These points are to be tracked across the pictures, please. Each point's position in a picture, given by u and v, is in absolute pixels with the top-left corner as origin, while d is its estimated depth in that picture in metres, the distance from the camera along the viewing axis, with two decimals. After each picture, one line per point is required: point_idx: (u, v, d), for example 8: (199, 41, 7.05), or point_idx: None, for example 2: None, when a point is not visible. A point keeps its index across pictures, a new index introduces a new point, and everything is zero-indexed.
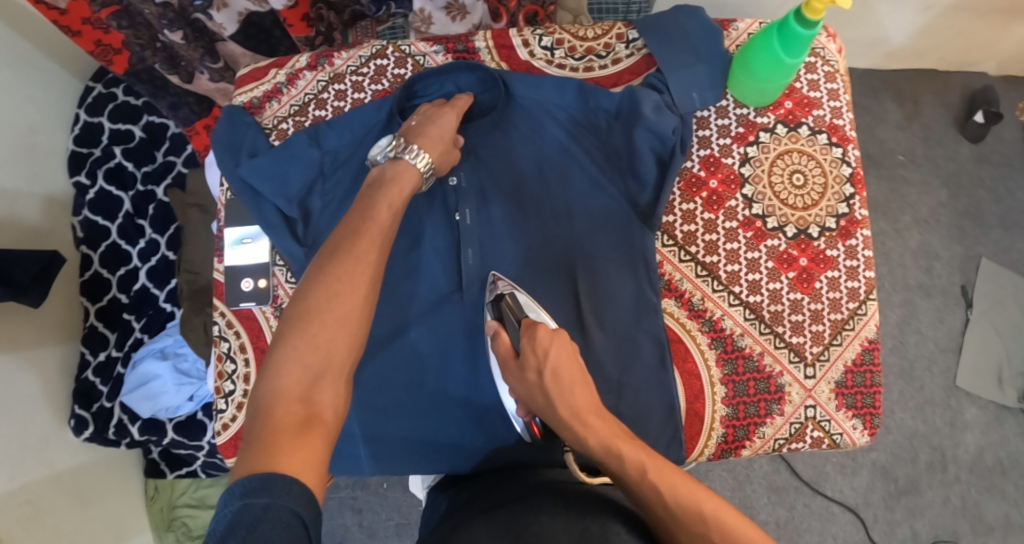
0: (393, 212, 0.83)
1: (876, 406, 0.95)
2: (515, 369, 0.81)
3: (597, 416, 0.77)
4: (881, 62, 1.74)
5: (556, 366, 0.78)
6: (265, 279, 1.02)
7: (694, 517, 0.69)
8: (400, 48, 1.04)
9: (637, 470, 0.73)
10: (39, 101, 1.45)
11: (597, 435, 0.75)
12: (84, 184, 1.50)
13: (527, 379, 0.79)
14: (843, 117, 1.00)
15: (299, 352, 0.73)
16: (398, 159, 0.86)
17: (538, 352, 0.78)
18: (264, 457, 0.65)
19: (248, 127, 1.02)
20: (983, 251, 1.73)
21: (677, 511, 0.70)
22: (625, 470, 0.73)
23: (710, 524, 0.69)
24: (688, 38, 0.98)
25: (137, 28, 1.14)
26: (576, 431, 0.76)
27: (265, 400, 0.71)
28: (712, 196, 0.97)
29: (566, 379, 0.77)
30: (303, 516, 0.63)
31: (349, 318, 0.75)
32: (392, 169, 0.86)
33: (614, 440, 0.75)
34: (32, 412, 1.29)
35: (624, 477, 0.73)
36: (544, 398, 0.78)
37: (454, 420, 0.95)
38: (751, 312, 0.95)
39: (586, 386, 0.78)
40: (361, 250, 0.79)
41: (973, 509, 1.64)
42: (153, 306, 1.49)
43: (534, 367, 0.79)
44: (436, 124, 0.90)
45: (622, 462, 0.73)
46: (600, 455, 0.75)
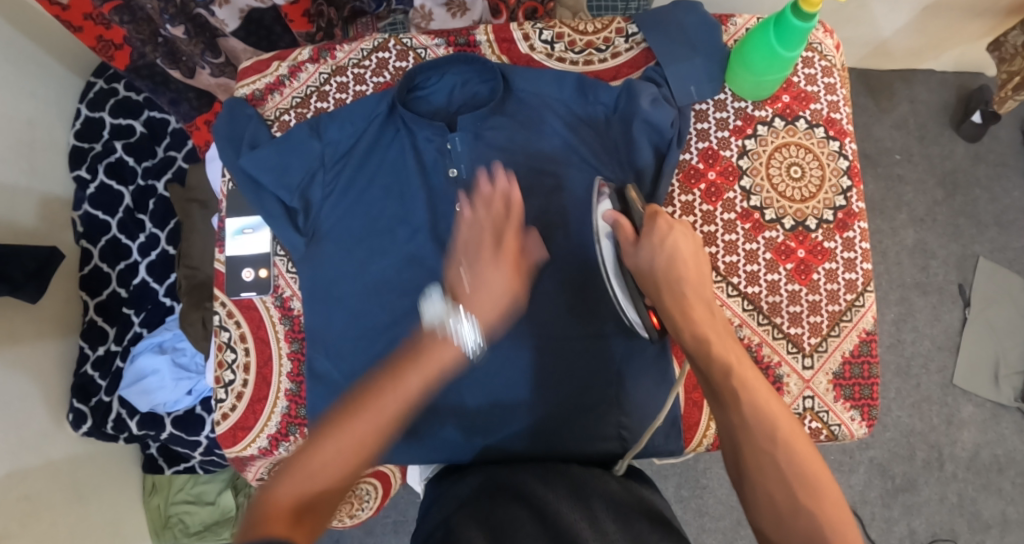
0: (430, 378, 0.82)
1: (873, 397, 0.95)
2: (631, 256, 0.85)
3: (701, 308, 0.82)
4: (863, 62, 1.76)
5: (670, 256, 0.83)
6: (265, 269, 1.02)
7: (765, 434, 0.72)
8: (402, 41, 1.05)
9: (721, 372, 0.76)
10: (39, 95, 1.45)
11: (697, 330, 0.79)
12: (84, 178, 1.51)
13: (637, 266, 0.84)
14: (839, 111, 1.01)
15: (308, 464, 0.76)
16: (445, 328, 0.84)
17: (653, 244, 0.83)
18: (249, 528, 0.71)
19: (249, 119, 1.02)
20: (979, 249, 1.74)
21: (750, 424, 0.72)
22: (711, 368, 0.76)
23: (777, 442, 0.71)
24: (686, 32, 1.00)
25: (139, 22, 1.14)
26: (678, 322, 0.80)
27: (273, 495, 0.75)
28: (710, 189, 0.98)
29: (680, 265, 0.83)
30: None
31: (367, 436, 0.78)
32: (435, 336, 0.84)
33: (708, 333, 0.79)
34: (30, 406, 1.29)
35: (709, 374, 0.77)
36: (654, 280, 0.83)
37: (453, 411, 0.95)
38: (749, 303, 0.95)
39: (698, 283, 0.83)
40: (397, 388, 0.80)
41: (970, 506, 1.65)
42: (152, 300, 1.49)
43: (647, 252, 0.84)
44: (488, 290, 0.85)
45: (712, 360, 0.77)
46: (691, 348, 0.79)
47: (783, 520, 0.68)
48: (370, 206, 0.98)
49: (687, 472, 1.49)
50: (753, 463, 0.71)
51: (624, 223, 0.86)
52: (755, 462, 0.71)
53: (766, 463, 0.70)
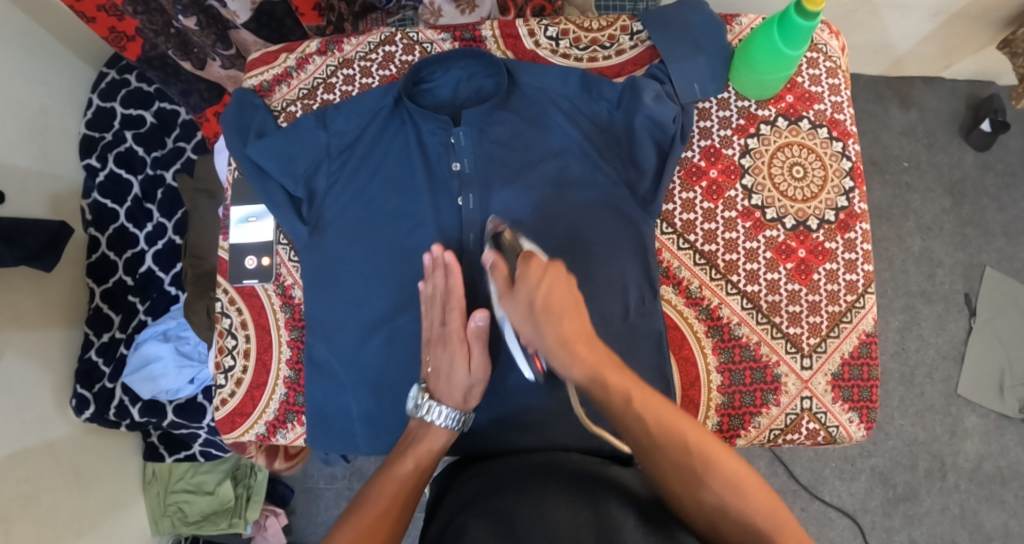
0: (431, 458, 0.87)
1: (872, 399, 0.95)
2: (509, 298, 0.83)
3: (585, 341, 0.80)
4: (887, 70, 1.76)
5: (551, 293, 0.81)
6: (268, 257, 1.03)
7: (678, 446, 0.73)
8: (409, 35, 1.05)
9: (623, 400, 0.76)
10: (51, 84, 1.47)
11: (586, 366, 0.78)
12: (94, 167, 1.53)
13: (519, 309, 0.82)
14: (843, 112, 1.01)
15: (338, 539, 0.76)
16: (430, 424, 0.88)
17: (530, 284, 0.81)
18: None
19: (257, 108, 1.04)
20: (987, 259, 1.73)
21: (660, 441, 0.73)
22: (612, 398, 0.76)
23: (692, 453, 0.73)
24: (690, 28, 1.00)
25: (151, 13, 1.17)
26: (566, 361, 0.79)
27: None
28: (712, 186, 0.98)
29: (556, 303, 0.80)
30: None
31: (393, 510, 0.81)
32: (423, 430, 0.88)
33: (598, 366, 0.78)
34: (33, 390, 1.31)
35: (609, 405, 0.76)
36: (532, 323, 0.81)
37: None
38: (748, 302, 0.95)
39: (577, 316, 0.81)
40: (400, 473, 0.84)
41: (972, 518, 1.63)
42: (157, 289, 1.50)
43: (524, 296, 0.81)
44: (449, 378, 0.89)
45: (609, 391, 0.76)
46: (584, 383, 0.78)
47: (717, 524, 0.70)
48: (375, 196, 0.98)
49: None
50: (673, 478, 0.72)
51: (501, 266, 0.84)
52: (677, 475, 0.72)
53: (688, 475, 0.72)
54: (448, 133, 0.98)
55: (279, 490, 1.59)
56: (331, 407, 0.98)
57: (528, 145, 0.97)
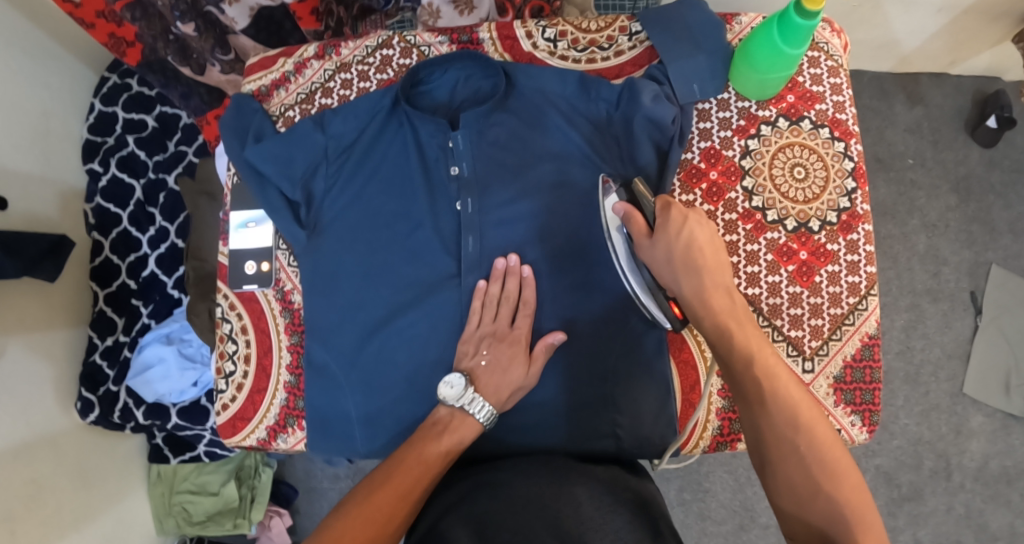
0: (442, 463, 0.83)
1: (875, 403, 0.92)
2: (647, 248, 0.83)
3: (721, 294, 0.80)
4: (894, 66, 1.74)
5: (689, 243, 0.80)
6: (267, 262, 1.03)
7: (788, 421, 0.72)
8: (406, 38, 1.04)
9: (743, 360, 0.76)
10: (54, 87, 1.48)
11: (718, 317, 0.78)
12: (97, 171, 1.53)
13: (657, 258, 0.82)
14: (845, 112, 1.00)
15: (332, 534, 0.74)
16: (465, 414, 0.87)
17: (669, 233, 0.81)
18: None
19: (255, 112, 1.04)
20: (992, 256, 1.72)
21: (770, 406, 0.73)
22: (733, 356, 0.76)
23: (800, 431, 0.72)
24: (690, 29, 0.99)
25: (150, 19, 1.22)
26: (698, 310, 0.79)
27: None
28: (712, 188, 0.97)
29: (697, 255, 0.80)
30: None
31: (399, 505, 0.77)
32: (456, 421, 0.87)
33: (728, 324, 0.77)
34: (38, 390, 1.32)
35: (730, 360, 0.77)
36: (671, 274, 0.81)
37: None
38: (749, 304, 0.93)
39: (718, 270, 0.80)
40: (409, 473, 0.81)
41: (977, 518, 1.62)
42: (160, 292, 1.51)
43: (664, 244, 0.81)
44: (503, 377, 0.89)
45: (732, 348, 0.77)
46: (712, 336, 0.79)
47: (804, 500, 0.70)
48: (372, 198, 0.98)
49: (690, 475, 1.49)
50: (772, 441, 0.72)
51: (637, 217, 0.84)
52: (774, 444, 0.72)
53: (789, 452, 0.72)
54: (445, 135, 0.97)
55: (283, 491, 1.60)
56: (329, 410, 0.98)
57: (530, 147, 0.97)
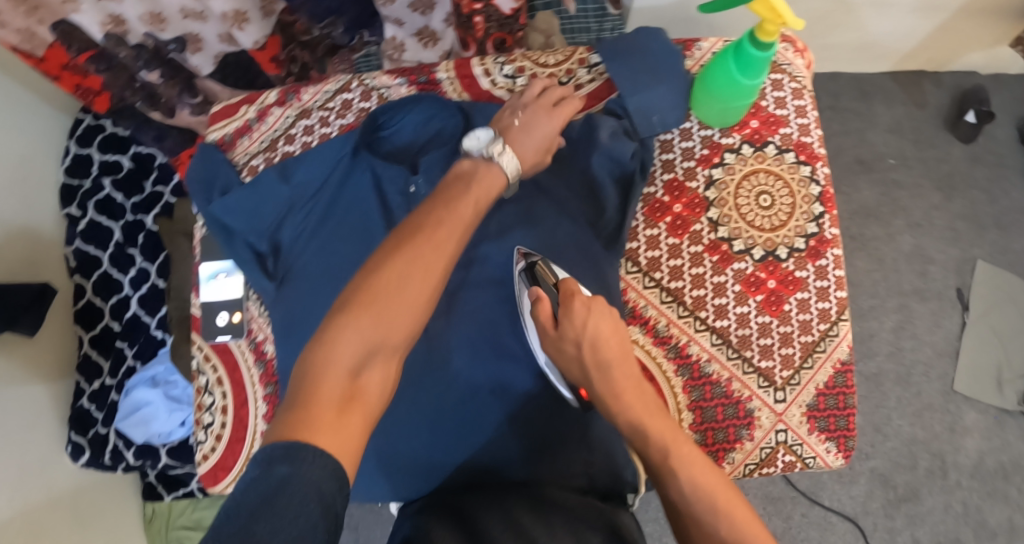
0: (473, 216, 0.82)
1: (850, 428, 0.92)
2: (554, 339, 0.82)
3: (633, 391, 0.78)
4: (898, 64, 1.72)
5: (596, 339, 0.79)
6: (238, 313, 1.03)
7: (707, 507, 0.69)
8: (365, 81, 1.05)
9: (661, 457, 0.74)
10: (29, 132, 1.47)
11: (631, 415, 0.77)
12: (74, 215, 1.52)
13: (566, 349, 0.81)
14: (810, 134, 0.99)
15: (359, 325, 0.71)
16: (490, 163, 0.86)
17: (575, 325, 0.79)
18: (300, 423, 0.63)
19: (221, 163, 1.04)
20: (979, 252, 1.71)
21: (693, 506, 0.70)
22: (650, 453, 0.75)
23: (719, 517, 0.68)
24: (648, 58, 0.98)
25: (115, 70, 1.26)
26: (612, 409, 0.78)
27: (311, 366, 0.69)
28: (677, 221, 0.97)
29: (604, 351, 0.79)
30: (326, 491, 0.60)
31: (417, 304, 0.74)
32: (482, 170, 0.86)
33: (640, 419, 0.76)
34: (29, 433, 1.31)
35: (649, 457, 0.75)
36: (581, 369, 0.81)
37: (447, 426, 0.96)
38: (718, 338, 0.94)
39: (626, 364, 0.79)
40: (439, 236, 0.78)
41: (976, 515, 1.61)
42: (144, 333, 1.51)
43: (571, 339, 0.80)
44: (533, 132, 0.91)
45: (649, 445, 0.75)
46: (627, 434, 0.77)
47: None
48: (337, 246, 0.98)
49: None
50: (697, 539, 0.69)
51: (543, 303, 0.82)
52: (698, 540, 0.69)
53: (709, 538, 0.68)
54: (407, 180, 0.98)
55: None
56: None
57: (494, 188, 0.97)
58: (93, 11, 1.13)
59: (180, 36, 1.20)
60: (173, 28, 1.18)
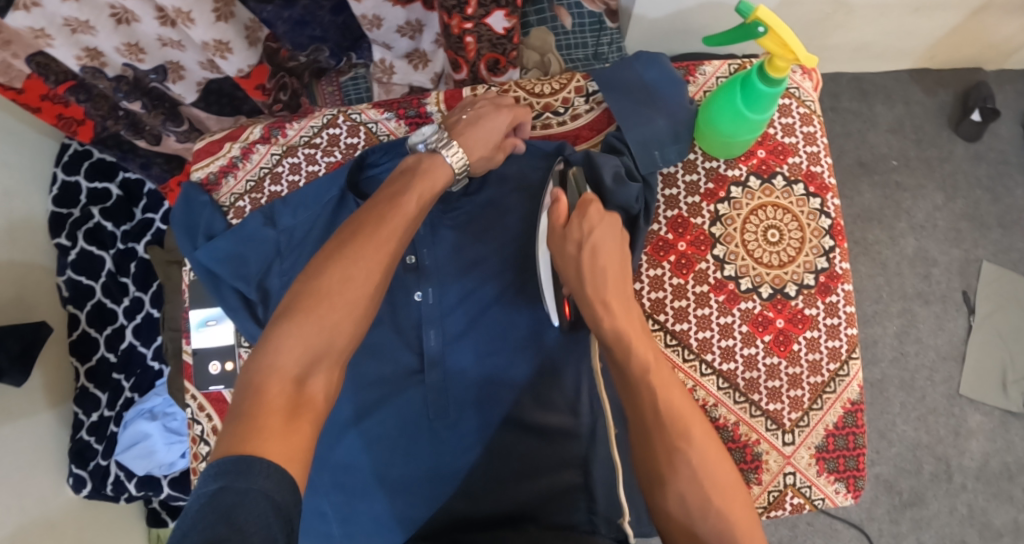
0: (420, 211, 0.83)
1: (859, 469, 0.94)
2: (558, 237, 0.84)
3: (619, 302, 0.80)
4: (908, 63, 1.64)
5: (598, 244, 0.81)
6: (231, 361, 1.01)
7: (673, 417, 0.74)
8: (351, 116, 1.03)
9: (640, 368, 0.77)
10: (15, 165, 1.42)
11: (617, 322, 0.79)
12: (64, 246, 1.47)
13: (567, 244, 0.83)
14: (819, 164, 0.98)
15: (301, 331, 0.73)
16: (436, 154, 0.88)
17: (584, 227, 0.82)
18: (242, 438, 0.65)
19: (204, 206, 1.00)
20: (983, 253, 1.63)
21: (666, 421, 0.73)
22: (630, 361, 0.77)
23: (688, 435, 0.73)
24: (646, 87, 0.96)
25: (95, 99, 1.18)
26: (598, 314, 0.79)
27: (257, 375, 0.71)
28: (681, 260, 0.95)
29: (602, 258, 0.81)
30: (280, 501, 0.62)
31: (357, 305, 0.76)
32: (427, 161, 0.87)
33: (627, 329, 0.78)
34: (27, 475, 1.28)
35: (626, 368, 0.78)
36: (577, 270, 0.82)
37: (446, 474, 0.92)
38: (724, 381, 0.93)
39: (618, 277, 0.81)
40: (381, 236, 0.79)
41: (980, 516, 1.56)
42: (140, 364, 1.48)
43: (575, 239, 0.82)
44: (482, 127, 0.91)
45: (630, 355, 0.77)
46: (609, 340, 0.79)
47: (694, 517, 0.69)
48: None
49: None
50: (668, 453, 0.72)
51: (561, 203, 0.84)
52: (668, 460, 0.72)
53: (677, 457, 0.72)
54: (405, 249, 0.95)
55: None
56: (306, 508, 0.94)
57: (487, 239, 0.97)
58: (67, 46, 1.01)
59: (161, 65, 1.11)
60: (153, 58, 1.09)
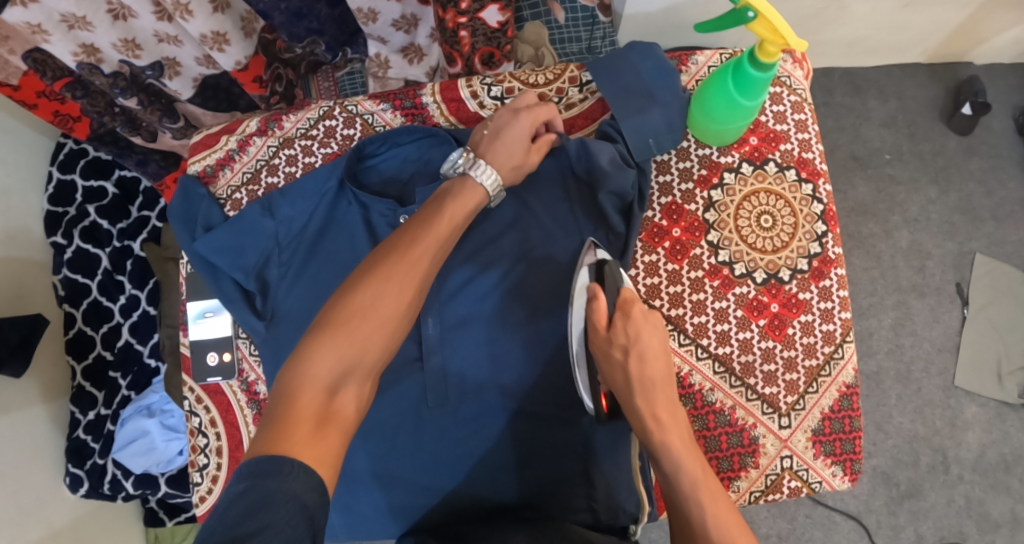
0: (452, 231, 0.84)
1: (855, 451, 0.95)
2: (603, 343, 0.81)
3: (669, 412, 0.78)
4: (900, 57, 1.65)
5: (643, 349, 0.79)
6: (228, 353, 1.02)
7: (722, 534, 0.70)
8: (347, 108, 1.03)
9: (688, 481, 0.74)
10: (10, 164, 1.42)
11: (669, 437, 0.77)
12: (60, 244, 1.47)
13: (611, 350, 0.80)
14: (811, 150, 0.99)
15: (334, 344, 0.73)
16: (467, 176, 0.87)
17: (630, 330, 0.80)
18: (272, 440, 0.66)
19: (201, 198, 1.01)
20: (976, 245, 1.64)
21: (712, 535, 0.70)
22: (679, 473, 0.75)
23: None
24: (640, 76, 0.96)
25: (92, 96, 1.18)
26: (645, 424, 0.78)
27: (288, 384, 0.71)
28: (675, 246, 0.96)
29: (650, 362, 0.79)
30: (308, 503, 0.63)
31: (389, 321, 0.76)
32: (459, 185, 0.87)
33: (676, 440, 0.76)
34: (26, 473, 1.27)
35: (675, 483, 0.75)
36: (624, 377, 0.79)
37: (448, 462, 0.93)
38: (720, 365, 0.94)
39: (666, 383, 0.79)
40: (414, 254, 0.80)
41: (978, 507, 1.56)
42: (137, 362, 1.48)
43: (620, 344, 0.80)
44: (504, 140, 0.90)
45: (679, 466, 0.75)
46: (657, 452, 0.77)
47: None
48: (328, 284, 0.95)
49: None
50: None
51: (600, 304, 0.82)
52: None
53: None
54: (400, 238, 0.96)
55: None
56: None
57: (483, 228, 0.97)
58: (64, 42, 1.00)
59: (157, 62, 1.12)
60: (148, 54, 1.10)
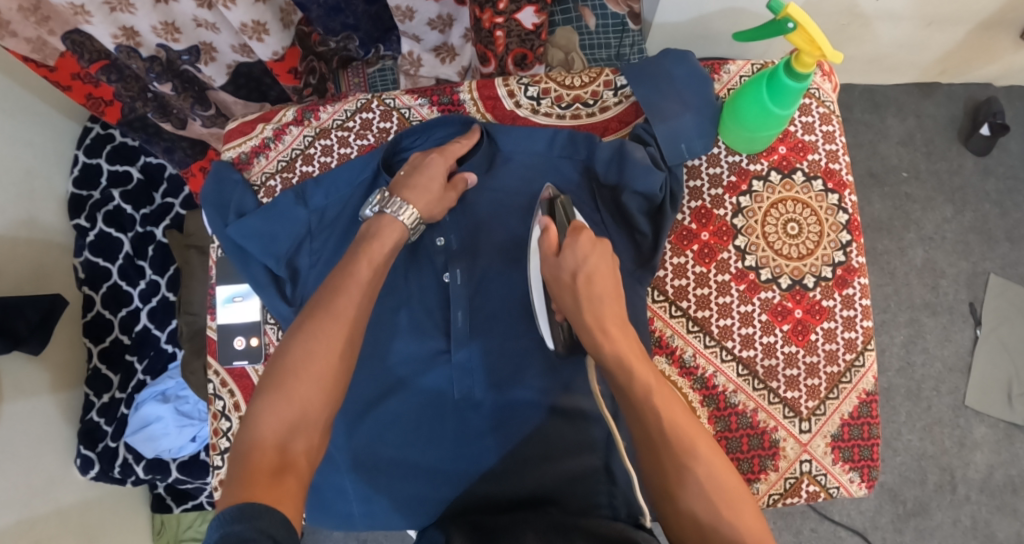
0: (375, 270, 0.85)
1: (873, 458, 0.96)
2: (552, 268, 0.82)
3: (619, 328, 0.79)
4: (920, 76, 1.66)
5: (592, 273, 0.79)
6: (256, 337, 1.03)
7: (683, 444, 0.73)
8: (385, 101, 1.05)
9: (644, 390, 0.76)
10: (35, 145, 1.42)
11: (617, 347, 0.78)
12: (83, 227, 1.48)
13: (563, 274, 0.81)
14: (838, 161, 1.00)
15: (274, 406, 0.75)
16: (383, 214, 0.89)
17: (577, 255, 0.80)
18: (232, 500, 0.67)
19: (235, 185, 1.02)
20: (991, 266, 1.65)
21: (672, 441, 0.72)
22: (633, 382, 0.76)
23: (699, 459, 0.72)
24: (674, 82, 0.98)
25: (126, 80, 1.20)
26: (598, 339, 0.78)
27: (241, 448, 0.74)
28: (703, 249, 0.98)
29: (598, 285, 0.79)
30: (275, 536, 0.64)
31: (326, 374, 0.78)
32: (377, 224, 0.89)
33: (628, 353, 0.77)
34: (37, 455, 1.27)
35: (630, 390, 0.77)
36: (573, 297, 0.80)
37: (471, 455, 0.94)
38: (743, 368, 0.96)
39: (616, 302, 0.80)
40: (340, 306, 0.81)
41: (984, 528, 1.56)
42: (154, 347, 1.49)
43: (568, 270, 0.80)
44: (423, 173, 0.92)
45: (633, 377, 0.76)
46: (611, 364, 0.77)
47: (706, 533, 0.69)
48: None
49: None
50: (676, 471, 0.71)
51: (550, 232, 0.83)
52: (676, 473, 0.71)
53: (685, 473, 0.71)
54: (434, 233, 0.97)
55: None
56: (327, 486, 0.97)
57: (510, 225, 0.98)
58: (104, 24, 1.03)
59: (194, 46, 1.14)
60: (187, 38, 1.11)
